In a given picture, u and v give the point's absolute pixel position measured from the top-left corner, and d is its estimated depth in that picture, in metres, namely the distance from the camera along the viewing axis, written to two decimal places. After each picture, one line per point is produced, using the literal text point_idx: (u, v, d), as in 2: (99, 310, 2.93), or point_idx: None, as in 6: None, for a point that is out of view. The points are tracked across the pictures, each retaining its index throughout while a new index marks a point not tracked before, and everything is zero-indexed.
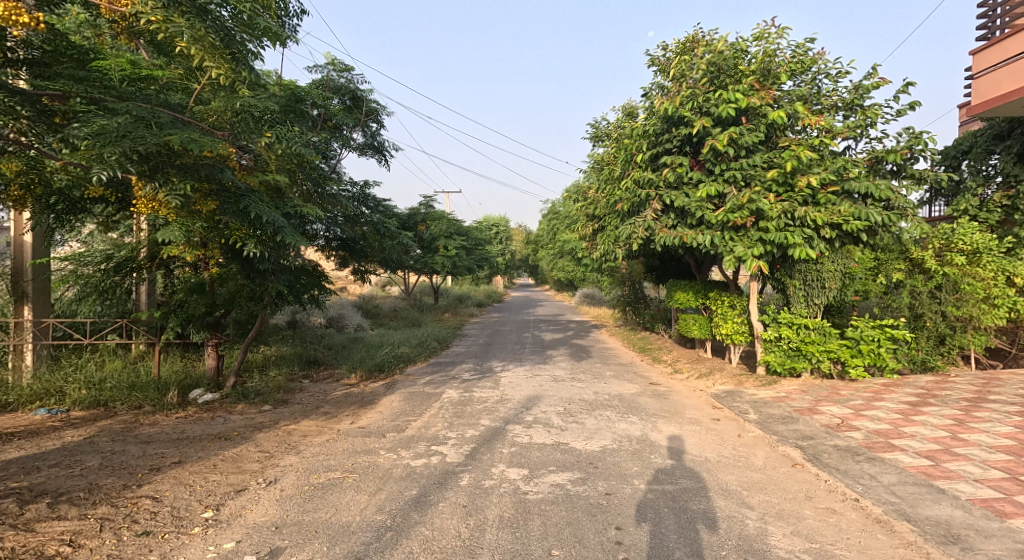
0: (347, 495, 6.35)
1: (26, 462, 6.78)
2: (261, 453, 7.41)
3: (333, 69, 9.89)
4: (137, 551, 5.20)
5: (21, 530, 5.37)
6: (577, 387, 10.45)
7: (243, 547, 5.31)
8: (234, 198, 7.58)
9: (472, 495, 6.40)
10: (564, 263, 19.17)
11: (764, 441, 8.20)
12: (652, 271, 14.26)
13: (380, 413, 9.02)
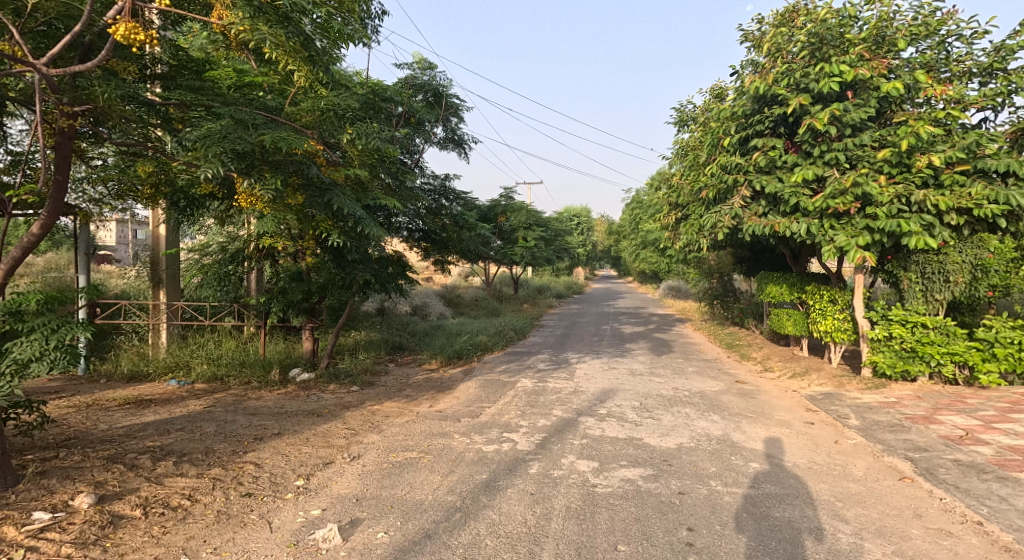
0: (432, 474, 6.05)
1: (157, 427, 7.17)
2: (349, 431, 7.51)
3: (417, 67, 10.14)
4: (241, 509, 5.03)
5: (152, 482, 5.35)
6: (656, 383, 10.05)
7: (327, 515, 5.04)
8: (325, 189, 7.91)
9: (543, 484, 5.87)
10: (649, 254, 18.53)
11: (865, 450, 7.24)
12: (743, 263, 13.44)
13: (458, 399, 9.18)
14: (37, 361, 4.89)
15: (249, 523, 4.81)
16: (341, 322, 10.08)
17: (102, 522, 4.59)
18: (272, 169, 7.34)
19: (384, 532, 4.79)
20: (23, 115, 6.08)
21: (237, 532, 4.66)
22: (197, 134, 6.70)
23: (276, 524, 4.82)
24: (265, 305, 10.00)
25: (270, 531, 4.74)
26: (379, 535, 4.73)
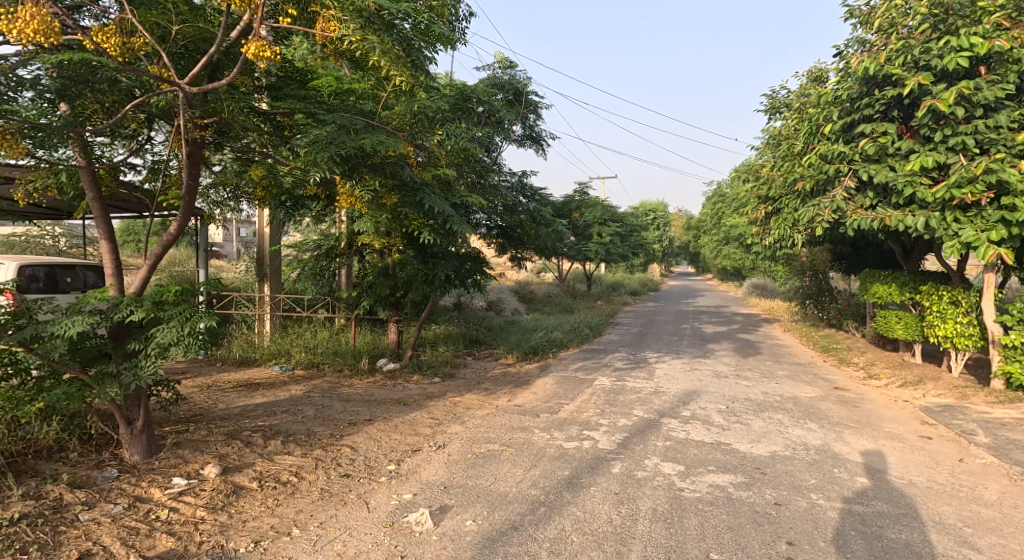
0: (493, 488, 3.19)
1: (268, 408, 4.55)
2: (435, 419, 4.74)
3: (498, 66, 10.29)
4: (335, 489, 3.11)
5: (256, 457, 3.36)
6: (741, 385, 6.57)
7: (419, 499, 3.01)
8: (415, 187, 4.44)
9: (630, 482, 3.37)
10: (733, 250, 17.32)
11: (1006, 470, 3.97)
12: (843, 259, 11.23)
13: (537, 396, 5.54)
14: (172, 347, 2.62)
15: (349, 502, 2.94)
16: (421, 321, 8.52)
17: (221, 495, 2.68)
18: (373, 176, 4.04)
19: (476, 521, 2.80)
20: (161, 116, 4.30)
21: (341, 509, 2.83)
22: (311, 140, 3.60)
23: (368, 506, 2.89)
24: (354, 299, 8.58)
25: (362, 512, 2.84)
26: (468, 523, 2.76)
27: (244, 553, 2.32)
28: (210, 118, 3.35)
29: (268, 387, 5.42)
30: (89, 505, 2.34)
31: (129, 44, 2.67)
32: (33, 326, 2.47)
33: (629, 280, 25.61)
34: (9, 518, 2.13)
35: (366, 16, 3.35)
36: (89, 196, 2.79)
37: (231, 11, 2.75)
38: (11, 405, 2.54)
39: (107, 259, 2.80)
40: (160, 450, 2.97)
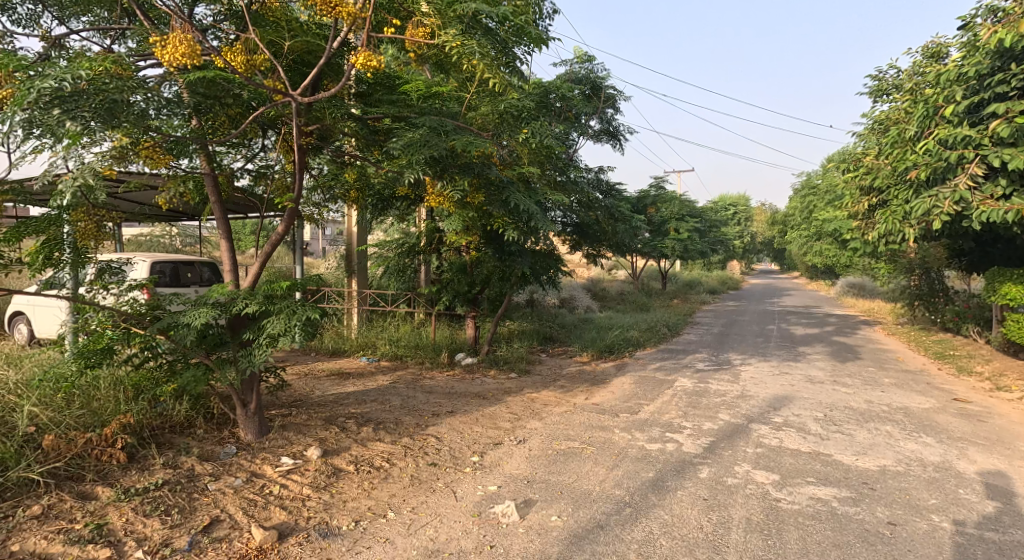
0: (576, 484, 2.99)
1: (361, 397, 4.77)
2: (514, 414, 4.54)
3: (576, 62, 10.07)
4: (421, 474, 3.06)
5: (349, 441, 3.43)
6: (838, 392, 5.21)
7: (504, 491, 2.89)
8: (503, 190, 3.87)
9: (719, 488, 2.97)
10: (828, 247, 16.03)
11: None
12: (961, 256, 9.10)
13: (615, 392, 5.15)
14: (281, 337, 2.73)
15: (437, 489, 2.89)
16: (497, 318, 8.23)
17: (323, 477, 2.83)
18: (460, 178, 3.62)
19: (562, 517, 2.63)
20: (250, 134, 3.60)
21: (428, 496, 2.80)
22: (405, 143, 3.28)
23: (455, 496, 2.82)
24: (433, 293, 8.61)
25: (451, 500, 2.78)
26: (553, 519, 2.60)
27: (345, 531, 2.39)
28: (314, 128, 3.45)
29: (358, 376, 5.73)
30: (216, 476, 2.57)
31: (253, 63, 2.74)
32: (168, 314, 2.68)
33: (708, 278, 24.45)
34: (155, 483, 2.38)
35: (466, 23, 2.90)
36: (211, 202, 2.97)
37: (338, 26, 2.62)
38: (150, 383, 2.78)
39: (226, 256, 3.07)
40: (269, 430, 3.18)
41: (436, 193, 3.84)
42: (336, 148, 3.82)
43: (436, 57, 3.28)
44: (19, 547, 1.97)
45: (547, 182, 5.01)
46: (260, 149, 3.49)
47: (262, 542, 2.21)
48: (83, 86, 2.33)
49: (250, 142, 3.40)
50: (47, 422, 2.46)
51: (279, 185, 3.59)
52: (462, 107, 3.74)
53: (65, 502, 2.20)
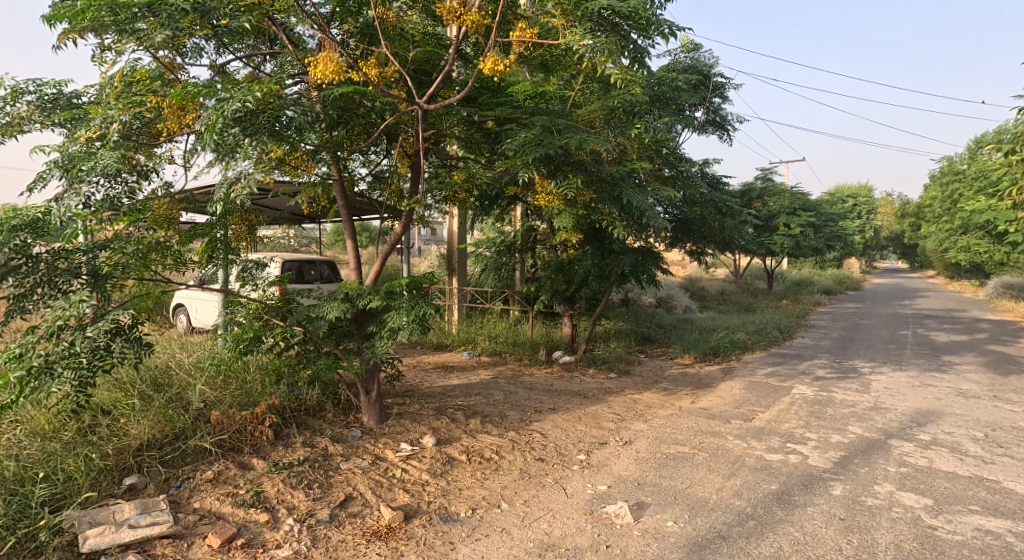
0: (690, 491, 2.89)
1: (468, 389, 4.86)
2: (618, 414, 4.25)
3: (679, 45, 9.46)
4: (529, 467, 3.02)
5: (459, 427, 3.46)
6: (1001, 410, 4.68)
7: (615, 493, 2.81)
8: (615, 187, 3.40)
9: (858, 509, 2.78)
10: (974, 244, 14.36)
11: None
12: None
13: (724, 398, 4.88)
14: (401, 331, 2.63)
15: (547, 485, 2.85)
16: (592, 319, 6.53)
17: (439, 464, 2.89)
18: (573, 176, 3.18)
19: (678, 523, 2.59)
20: (375, 148, 3.15)
21: (537, 491, 2.77)
22: (519, 143, 2.77)
23: (566, 492, 2.78)
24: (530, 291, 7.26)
25: (561, 496, 2.74)
26: (669, 524, 2.56)
27: (464, 518, 2.47)
28: (431, 135, 3.06)
29: (459, 370, 5.83)
30: (347, 456, 2.76)
31: (384, 74, 2.50)
32: (303, 308, 2.76)
33: (822, 276, 22.68)
34: (298, 459, 2.60)
35: (596, 21, 2.69)
36: (339, 206, 2.89)
37: (464, 33, 2.42)
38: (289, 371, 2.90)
39: (351, 255, 2.96)
40: (389, 418, 3.31)
41: (545, 192, 3.33)
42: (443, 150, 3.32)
43: (556, 55, 2.95)
44: (199, 505, 2.24)
45: (658, 174, 4.74)
46: (378, 154, 3.20)
47: (390, 520, 2.34)
48: (248, 110, 2.18)
49: (370, 150, 3.07)
50: (212, 400, 2.74)
51: (396, 190, 3.22)
52: (569, 104, 3.18)
53: (230, 470, 2.45)
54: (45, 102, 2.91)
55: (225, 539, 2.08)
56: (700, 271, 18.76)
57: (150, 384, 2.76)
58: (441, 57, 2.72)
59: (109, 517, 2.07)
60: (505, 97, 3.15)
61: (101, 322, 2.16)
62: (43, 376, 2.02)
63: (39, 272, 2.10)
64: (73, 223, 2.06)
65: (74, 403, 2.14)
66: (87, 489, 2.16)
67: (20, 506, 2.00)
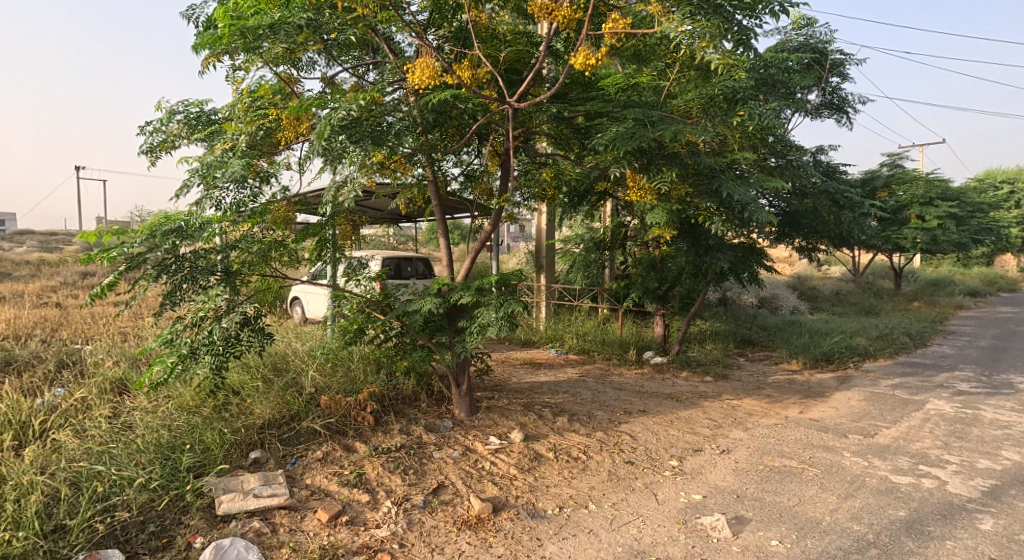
0: (797, 509, 2.68)
1: (556, 386, 4.24)
2: (715, 421, 3.79)
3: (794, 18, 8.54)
4: (617, 469, 2.92)
5: (544, 421, 3.40)
6: None
7: (710, 504, 2.67)
8: (713, 179, 3.12)
9: (1013, 549, 2.41)
10: None
11: None
12: None
13: (840, 410, 4.26)
14: (488, 326, 2.65)
15: (638, 490, 2.76)
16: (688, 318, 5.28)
17: (527, 459, 2.90)
18: (668, 169, 2.92)
19: (784, 543, 2.41)
20: (467, 148, 3.18)
21: (626, 494, 2.70)
22: (609, 138, 2.66)
23: (656, 498, 2.69)
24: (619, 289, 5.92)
25: (652, 503, 2.65)
26: (774, 543, 2.40)
27: (551, 515, 2.48)
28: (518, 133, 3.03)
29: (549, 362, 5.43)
30: (439, 446, 2.87)
31: (477, 76, 2.55)
32: (400, 303, 2.89)
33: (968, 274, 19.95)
34: (395, 445, 2.74)
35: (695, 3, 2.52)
36: (433, 205, 3.03)
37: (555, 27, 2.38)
38: (388, 360, 3.06)
39: (444, 252, 3.06)
40: (479, 410, 3.35)
41: (637, 187, 3.07)
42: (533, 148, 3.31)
43: (650, 42, 2.80)
44: (310, 481, 2.45)
45: (765, 160, 4.27)
46: (470, 155, 3.23)
47: (480, 511, 2.41)
48: (354, 116, 2.35)
49: (462, 150, 3.11)
50: (320, 386, 2.97)
51: (485, 189, 3.29)
52: (663, 94, 3.00)
53: (337, 450, 2.65)
54: (191, 119, 3.29)
55: (331, 515, 2.25)
56: (814, 267, 17.03)
57: (270, 369, 3.07)
58: (532, 55, 2.71)
59: (238, 485, 2.32)
60: (598, 91, 3.06)
61: (232, 314, 2.43)
62: (188, 359, 2.31)
63: (184, 270, 2.37)
64: (209, 225, 2.31)
65: (213, 385, 2.42)
66: (221, 460, 2.42)
67: (172, 470, 2.29)
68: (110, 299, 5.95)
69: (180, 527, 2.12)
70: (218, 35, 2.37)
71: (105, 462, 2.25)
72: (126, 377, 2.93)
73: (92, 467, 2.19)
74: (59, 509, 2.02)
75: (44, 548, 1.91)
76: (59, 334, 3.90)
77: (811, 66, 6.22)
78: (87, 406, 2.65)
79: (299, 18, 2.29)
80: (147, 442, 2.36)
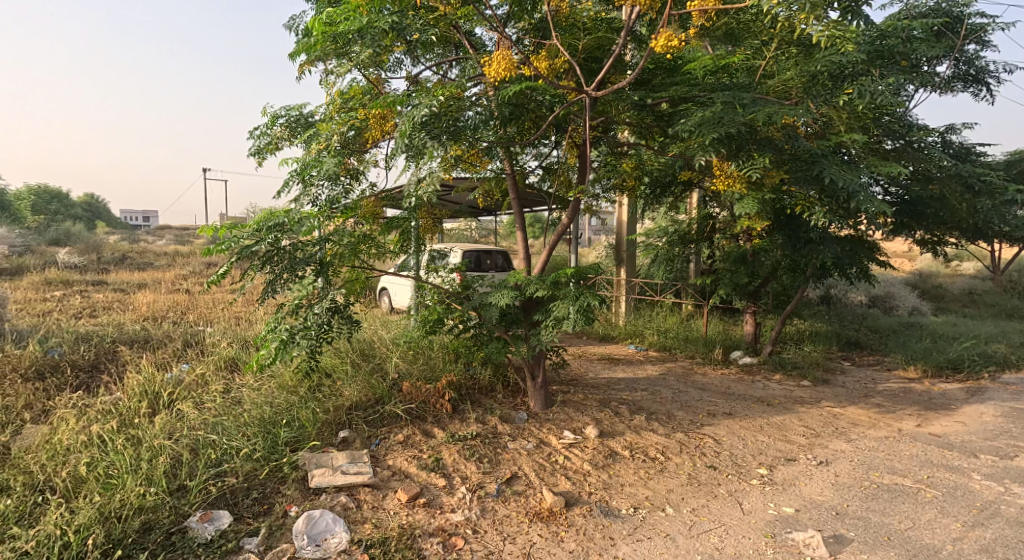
0: (911, 533, 2.39)
1: (634, 383, 4.05)
2: (812, 429, 3.46)
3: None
4: (699, 474, 2.77)
5: (621, 417, 3.29)
6: None
7: (806, 519, 2.47)
8: (814, 165, 2.81)
9: None
10: None
11: None
12: None
13: (969, 426, 3.68)
14: (564, 320, 2.64)
15: (722, 497, 2.60)
16: (783, 316, 4.74)
17: (601, 456, 2.84)
18: (760, 155, 2.70)
19: None
20: (548, 138, 3.11)
21: (708, 501, 2.56)
22: (695, 123, 2.51)
23: (742, 508, 2.52)
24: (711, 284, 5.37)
25: (737, 513, 2.49)
26: None
27: (625, 515, 2.41)
28: (598, 124, 2.96)
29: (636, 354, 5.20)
30: (514, 437, 2.89)
31: (555, 66, 2.51)
32: (478, 295, 2.93)
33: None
34: (471, 434, 2.81)
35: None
36: (511, 198, 3.04)
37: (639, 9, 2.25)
38: (467, 350, 3.14)
39: (521, 245, 3.07)
40: (554, 403, 3.32)
41: (726, 175, 2.80)
42: (614, 138, 3.21)
43: (744, 19, 2.62)
44: (392, 462, 2.58)
45: (880, 142, 3.81)
46: (548, 146, 3.18)
47: (552, 504, 2.41)
48: (435, 113, 2.41)
49: (540, 143, 3.08)
50: (402, 373, 3.12)
51: (564, 180, 3.22)
52: (757, 75, 2.79)
53: (416, 435, 2.77)
54: (291, 121, 3.55)
55: (410, 496, 2.36)
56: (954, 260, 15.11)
57: (359, 354, 3.28)
58: (613, 41, 2.64)
59: (328, 461, 2.50)
60: (684, 73, 2.89)
61: (323, 301, 2.60)
62: (288, 344, 2.52)
63: (283, 260, 2.53)
64: (308, 220, 2.49)
65: (308, 367, 2.62)
66: (314, 437, 2.62)
67: (272, 443, 2.52)
68: (223, 286, 6.53)
69: (278, 495, 2.32)
70: (313, 41, 2.54)
71: (218, 433, 2.51)
72: (237, 357, 3.27)
73: (207, 436, 2.45)
74: (181, 471, 2.29)
75: (170, 504, 2.15)
76: (186, 317, 4.48)
77: (944, 33, 5.48)
78: (205, 381, 2.98)
79: (384, 21, 2.39)
80: (252, 418, 2.61)
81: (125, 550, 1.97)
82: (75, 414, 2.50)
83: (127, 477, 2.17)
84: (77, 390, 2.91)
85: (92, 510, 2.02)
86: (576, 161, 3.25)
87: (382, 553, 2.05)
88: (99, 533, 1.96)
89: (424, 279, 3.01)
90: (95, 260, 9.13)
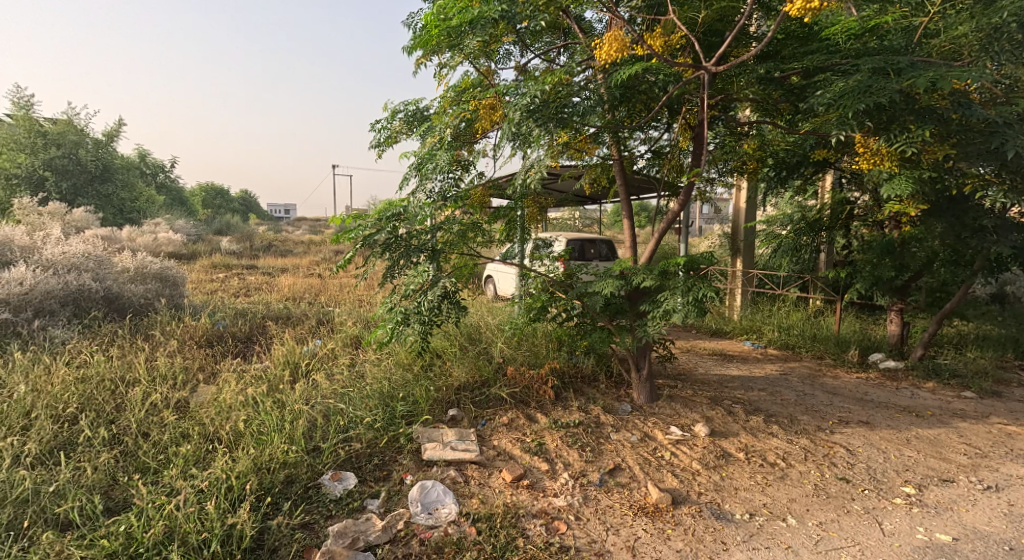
0: None
1: (751, 382, 3.74)
2: (978, 447, 2.95)
3: None
4: (830, 485, 2.50)
5: (736, 416, 3.06)
6: None
7: (966, 550, 2.12)
8: (993, 135, 2.37)
9: None
10: None
11: None
12: None
13: None
14: (673, 311, 2.53)
15: (855, 514, 2.33)
16: (940, 316, 4.10)
17: (713, 456, 2.67)
18: (918, 127, 2.32)
19: None
20: (659, 120, 2.94)
21: (839, 515, 2.31)
22: (835, 94, 2.23)
23: (882, 528, 2.24)
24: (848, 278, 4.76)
25: (876, 532, 2.22)
26: None
27: (740, 520, 2.26)
28: (716, 102, 2.75)
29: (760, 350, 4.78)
30: (617, 428, 2.83)
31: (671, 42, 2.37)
32: (583, 283, 2.90)
33: None
34: (574, 421, 2.80)
35: None
36: (619, 184, 2.96)
37: None
38: (570, 339, 3.12)
39: (627, 234, 2.97)
40: (661, 397, 3.19)
41: (872, 154, 2.49)
42: (734, 118, 2.98)
43: None
44: (497, 443, 2.67)
45: None
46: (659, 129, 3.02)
47: (658, 500, 2.33)
48: (542, 100, 2.41)
49: (650, 126, 2.93)
50: (507, 357, 3.20)
51: (675, 165, 3.03)
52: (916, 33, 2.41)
53: (519, 419, 2.83)
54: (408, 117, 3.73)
55: (514, 477, 2.43)
56: None
57: (466, 338, 3.42)
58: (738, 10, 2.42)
59: (439, 437, 2.65)
60: (821, 39, 2.58)
61: (436, 288, 2.75)
62: (402, 325, 2.72)
63: (402, 248, 2.72)
64: (423, 210, 2.63)
65: (421, 347, 2.79)
66: (426, 413, 2.80)
67: (390, 416, 2.74)
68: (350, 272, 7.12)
69: (395, 464, 2.51)
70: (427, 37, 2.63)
71: (344, 402, 2.78)
72: (360, 336, 3.58)
73: (336, 404, 2.73)
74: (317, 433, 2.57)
75: (307, 462, 2.43)
76: (318, 299, 5.02)
77: None
78: (334, 356, 3.33)
79: (493, 11, 2.46)
80: (372, 392, 2.85)
81: (273, 497, 2.27)
82: (235, 378, 2.91)
83: (274, 435, 2.49)
84: (236, 357, 3.40)
85: (248, 460, 2.33)
86: (689, 144, 3.06)
87: (487, 528, 2.15)
88: (254, 480, 2.27)
89: (528, 267, 3.04)
90: (251, 248, 10.43)
